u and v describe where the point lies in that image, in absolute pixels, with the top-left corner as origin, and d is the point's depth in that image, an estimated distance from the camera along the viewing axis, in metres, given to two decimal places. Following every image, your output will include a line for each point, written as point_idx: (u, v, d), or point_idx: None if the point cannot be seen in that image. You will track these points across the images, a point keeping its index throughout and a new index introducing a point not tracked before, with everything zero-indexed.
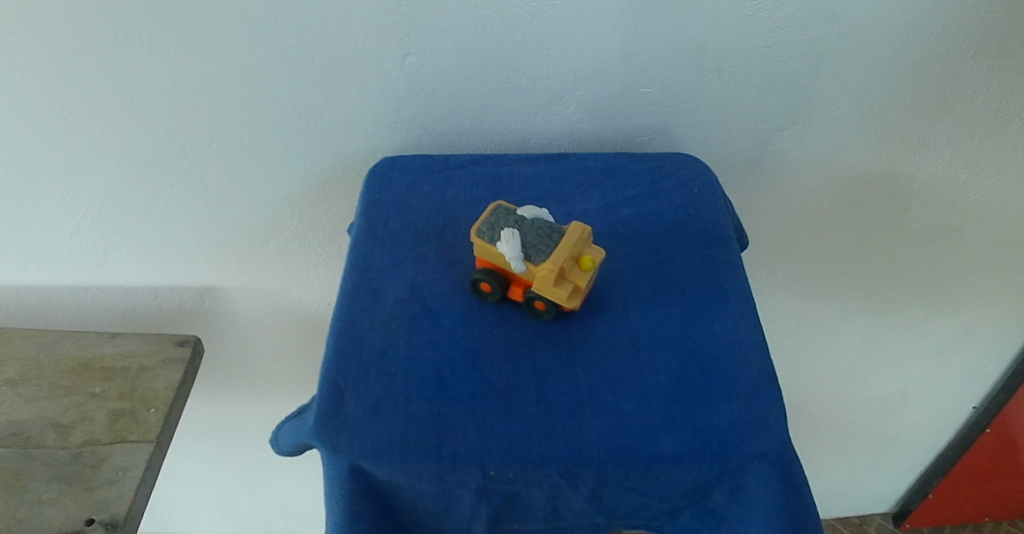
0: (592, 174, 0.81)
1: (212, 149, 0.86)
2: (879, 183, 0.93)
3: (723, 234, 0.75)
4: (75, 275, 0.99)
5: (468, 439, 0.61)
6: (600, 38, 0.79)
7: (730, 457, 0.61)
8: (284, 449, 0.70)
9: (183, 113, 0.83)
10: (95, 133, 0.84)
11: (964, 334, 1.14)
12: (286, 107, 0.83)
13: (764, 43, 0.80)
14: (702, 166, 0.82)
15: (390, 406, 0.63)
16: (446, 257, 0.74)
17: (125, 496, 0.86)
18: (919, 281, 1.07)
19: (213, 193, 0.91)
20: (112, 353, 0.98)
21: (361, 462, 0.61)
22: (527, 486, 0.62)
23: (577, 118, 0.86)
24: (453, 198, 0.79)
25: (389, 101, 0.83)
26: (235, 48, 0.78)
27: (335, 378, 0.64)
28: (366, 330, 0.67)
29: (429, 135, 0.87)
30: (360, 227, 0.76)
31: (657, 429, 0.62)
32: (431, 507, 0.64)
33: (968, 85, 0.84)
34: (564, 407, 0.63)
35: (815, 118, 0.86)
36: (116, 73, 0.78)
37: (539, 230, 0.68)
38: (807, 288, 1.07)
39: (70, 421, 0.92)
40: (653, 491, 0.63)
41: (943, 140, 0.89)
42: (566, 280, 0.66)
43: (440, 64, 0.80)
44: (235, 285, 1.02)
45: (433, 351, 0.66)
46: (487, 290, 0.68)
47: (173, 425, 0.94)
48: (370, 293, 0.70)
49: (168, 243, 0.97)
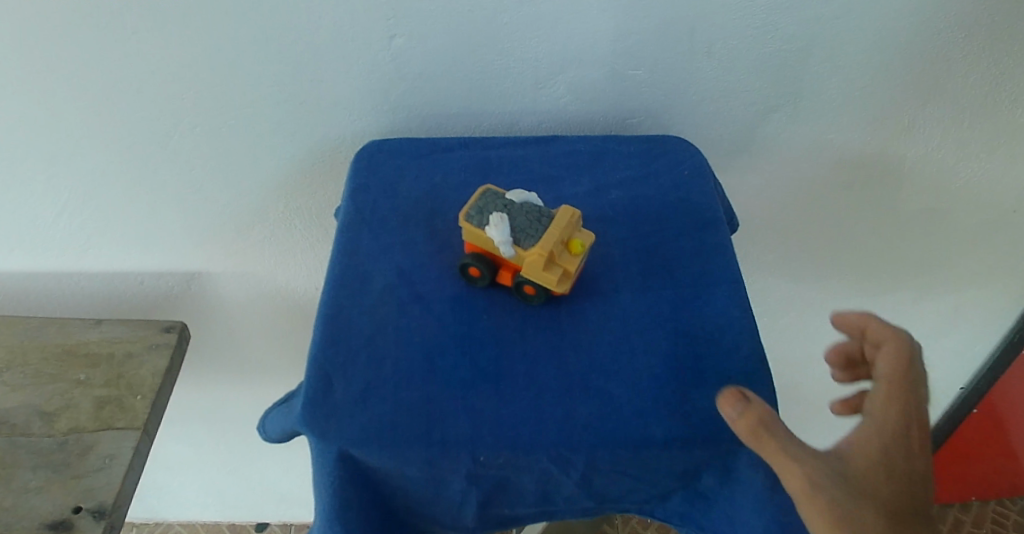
0: (582, 156, 0.80)
1: (197, 133, 0.85)
2: (870, 165, 0.93)
3: (715, 217, 0.75)
4: (59, 261, 0.98)
5: (459, 424, 0.61)
6: (589, 20, 0.78)
7: (721, 441, 0.61)
8: (273, 436, 0.69)
9: (167, 96, 0.81)
10: (77, 116, 0.82)
11: (953, 315, 1.15)
12: (271, 90, 0.82)
13: (755, 26, 0.79)
14: (693, 148, 0.81)
15: (380, 392, 0.62)
16: (434, 240, 0.73)
17: (112, 484, 0.86)
18: (909, 262, 1.07)
19: (198, 177, 0.90)
20: (98, 339, 0.96)
21: (350, 448, 0.60)
22: (518, 471, 0.62)
23: (567, 101, 0.85)
24: (441, 181, 0.78)
25: (375, 83, 0.82)
26: (219, 29, 0.76)
27: (324, 364, 0.63)
28: (355, 315, 0.67)
29: (417, 118, 0.86)
30: (348, 210, 0.75)
31: (648, 413, 0.62)
32: (421, 492, 0.64)
33: (958, 67, 0.83)
34: (553, 391, 0.63)
35: (805, 100, 0.86)
36: (97, 55, 0.77)
37: (528, 215, 0.67)
38: (798, 269, 1.07)
39: (55, 409, 0.91)
40: (644, 475, 0.63)
41: (933, 122, 0.88)
42: (556, 264, 0.66)
43: (428, 46, 0.79)
44: (222, 270, 1.02)
45: (423, 336, 0.66)
46: (476, 274, 0.68)
47: (160, 412, 0.93)
48: (359, 278, 0.69)
49: (153, 229, 0.96)
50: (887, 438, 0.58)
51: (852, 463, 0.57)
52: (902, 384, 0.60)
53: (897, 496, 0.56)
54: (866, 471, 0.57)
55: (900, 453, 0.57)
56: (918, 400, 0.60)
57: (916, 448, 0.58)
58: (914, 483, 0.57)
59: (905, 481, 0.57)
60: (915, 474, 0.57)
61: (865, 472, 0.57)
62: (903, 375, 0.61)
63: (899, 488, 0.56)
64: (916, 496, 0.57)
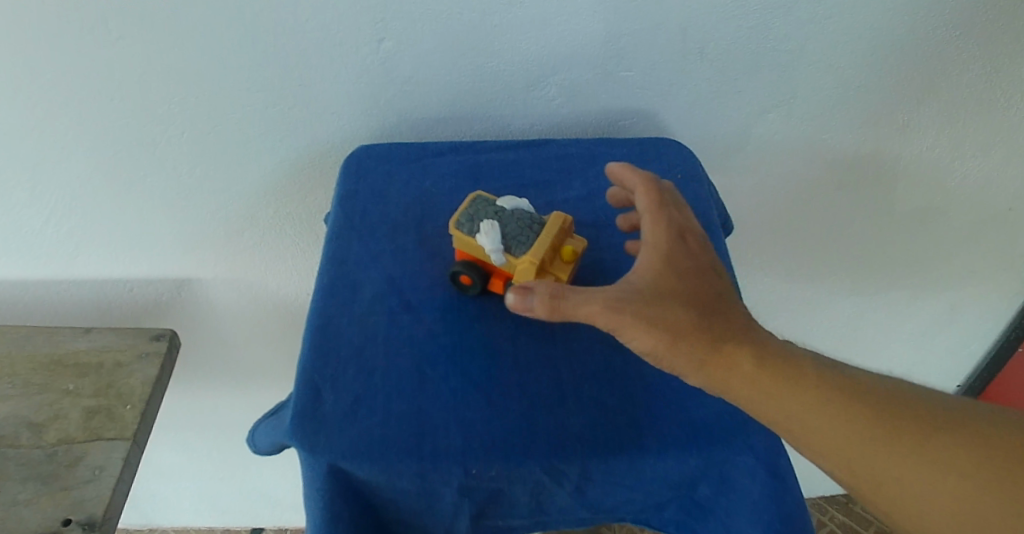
0: (574, 160, 0.79)
1: (184, 139, 0.84)
2: (864, 165, 0.92)
3: (709, 221, 0.75)
4: (46, 270, 0.97)
5: (450, 437, 0.60)
6: (580, 21, 0.77)
7: (716, 451, 0.60)
8: (262, 449, 0.68)
9: (153, 102, 0.80)
10: (61, 123, 0.81)
11: (948, 314, 1.14)
12: (259, 94, 0.81)
13: (747, 26, 0.78)
14: (686, 151, 0.80)
15: (369, 404, 0.61)
16: (424, 248, 0.72)
17: (102, 496, 0.85)
18: (904, 263, 1.06)
19: (186, 184, 0.89)
20: (87, 349, 0.95)
21: (339, 463, 0.59)
22: (511, 484, 0.61)
23: (558, 103, 0.84)
24: (432, 187, 0.77)
25: (364, 87, 0.81)
26: (205, 34, 0.75)
27: (312, 376, 0.62)
28: (344, 325, 0.66)
29: (407, 122, 0.85)
30: (337, 217, 0.74)
31: (642, 423, 0.61)
32: (413, 505, 0.63)
33: (952, 66, 0.82)
34: (546, 402, 0.62)
35: (799, 100, 0.85)
36: (81, 62, 0.76)
37: (519, 222, 0.66)
38: (793, 269, 1.06)
39: (44, 420, 0.90)
40: (638, 486, 0.62)
41: (928, 121, 0.88)
42: (547, 272, 0.65)
43: (417, 49, 0.78)
44: (212, 277, 1.00)
45: (413, 346, 0.65)
46: (467, 282, 0.67)
47: (151, 421, 0.92)
48: (348, 287, 0.68)
49: (142, 235, 0.94)
50: (661, 249, 0.62)
51: (638, 275, 0.61)
52: (654, 194, 0.65)
53: (683, 288, 0.60)
54: (648, 275, 0.61)
55: (673, 252, 0.62)
56: (670, 204, 0.65)
57: (688, 248, 0.63)
58: (699, 277, 0.61)
59: (685, 274, 0.61)
60: (695, 268, 0.62)
61: (653, 280, 0.60)
62: (655, 189, 0.66)
63: (684, 280, 0.60)
64: (704, 286, 0.61)
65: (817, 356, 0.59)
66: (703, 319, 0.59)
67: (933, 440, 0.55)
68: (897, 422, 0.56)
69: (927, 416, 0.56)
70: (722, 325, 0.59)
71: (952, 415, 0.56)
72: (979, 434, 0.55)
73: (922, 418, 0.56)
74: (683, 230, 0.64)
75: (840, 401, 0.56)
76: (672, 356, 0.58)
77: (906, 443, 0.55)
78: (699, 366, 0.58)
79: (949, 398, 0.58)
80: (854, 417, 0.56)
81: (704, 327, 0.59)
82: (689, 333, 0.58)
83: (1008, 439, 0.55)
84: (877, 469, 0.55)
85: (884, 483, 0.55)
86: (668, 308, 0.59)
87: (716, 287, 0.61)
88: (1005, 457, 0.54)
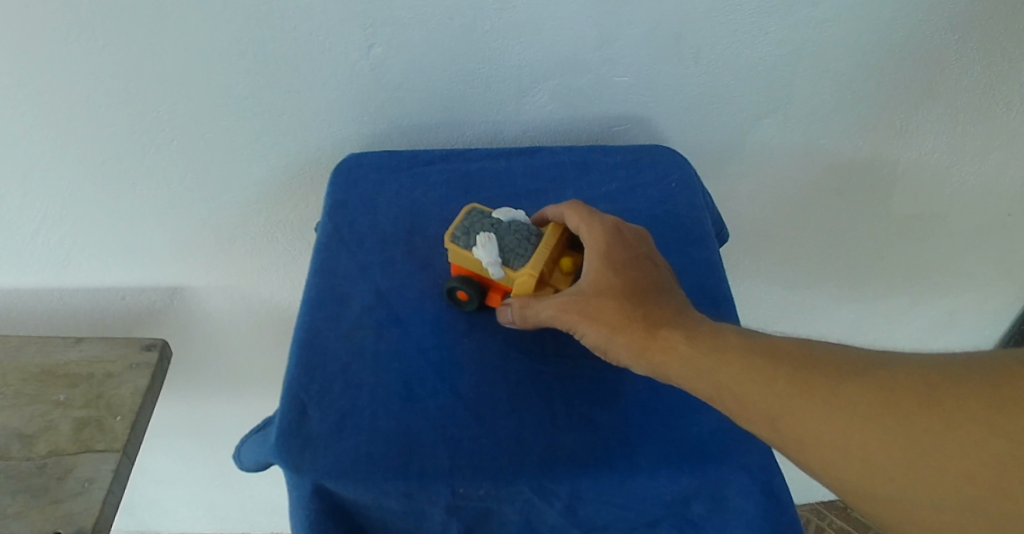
0: (566, 168, 0.78)
1: (173, 147, 0.83)
2: (865, 169, 0.90)
3: (703, 232, 0.74)
4: (38, 278, 0.96)
5: (438, 455, 0.59)
6: (572, 26, 0.75)
7: (708, 470, 0.59)
8: (249, 466, 0.67)
9: (141, 110, 0.79)
10: (49, 133, 0.80)
11: (948, 319, 1.12)
12: (247, 101, 0.80)
13: (744, 30, 0.76)
14: (679, 157, 0.79)
15: (356, 421, 0.60)
16: (414, 260, 0.71)
17: (92, 508, 0.84)
18: (904, 268, 1.04)
19: (177, 192, 0.88)
20: (77, 359, 0.94)
21: (325, 482, 0.58)
22: (499, 503, 0.60)
23: (550, 109, 0.83)
24: (422, 196, 0.76)
25: (354, 94, 0.80)
26: (193, 42, 0.74)
27: (298, 393, 0.61)
28: (332, 340, 0.64)
29: (398, 129, 0.84)
30: (326, 228, 0.73)
31: (633, 441, 0.60)
32: (400, 523, 0.62)
33: (952, 70, 0.81)
34: (536, 419, 0.61)
35: (797, 105, 0.83)
36: (67, 70, 0.75)
37: (517, 234, 0.66)
38: (792, 275, 1.05)
39: (34, 431, 0.89)
40: (630, 505, 0.61)
41: (928, 126, 0.86)
42: (546, 284, 0.66)
43: (407, 55, 0.77)
44: (204, 285, 0.99)
45: (401, 361, 0.64)
46: (464, 298, 0.65)
47: (141, 432, 0.91)
48: (336, 300, 0.67)
49: (133, 243, 0.93)
50: (598, 248, 0.64)
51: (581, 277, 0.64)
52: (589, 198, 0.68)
53: (617, 281, 0.62)
54: (587, 272, 0.63)
55: (606, 248, 0.64)
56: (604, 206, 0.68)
57: (623, 242, 0.65)
58: (633, 269, 0.63)
59: (620, 267, 0.63)
60: (629, 261, 0.64)
61: (591, 278, 0.63)
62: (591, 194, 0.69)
63: (618, 272, 0.63)
64: (638, 278, 0.63)
65: (758, 335, 0.59)
66: (636, 308, 0.60)
67: (873, 399, 0.52)
68: (842, 388, 0.53)
69: (868, 377, 0.53)
70: (655, 311, 0.61)
71: (902, 371, 0.53)
72: (898, 387, 0.52)
73: (868, 380, 0.53)
74: (618, 227, 0.66)
75: (760, 367, 0.56)
76: (613, 348, 0.60)
77: (819, 396, 0.53)
78: (638, 351, 0.59)
79: (875, 356, 0.55)
80: (772, 378, 0.55)
81: (639, 315, 0.60)
82: (626, 323, 0.60)
83: (925, 389, 0.52)
84: (826, 440, 0.52)
85: (838, 455, 0.52)
86: (603, 301, 0.61)
87: (652, 278, 0.63)
88: (965, 410, 0.50)
